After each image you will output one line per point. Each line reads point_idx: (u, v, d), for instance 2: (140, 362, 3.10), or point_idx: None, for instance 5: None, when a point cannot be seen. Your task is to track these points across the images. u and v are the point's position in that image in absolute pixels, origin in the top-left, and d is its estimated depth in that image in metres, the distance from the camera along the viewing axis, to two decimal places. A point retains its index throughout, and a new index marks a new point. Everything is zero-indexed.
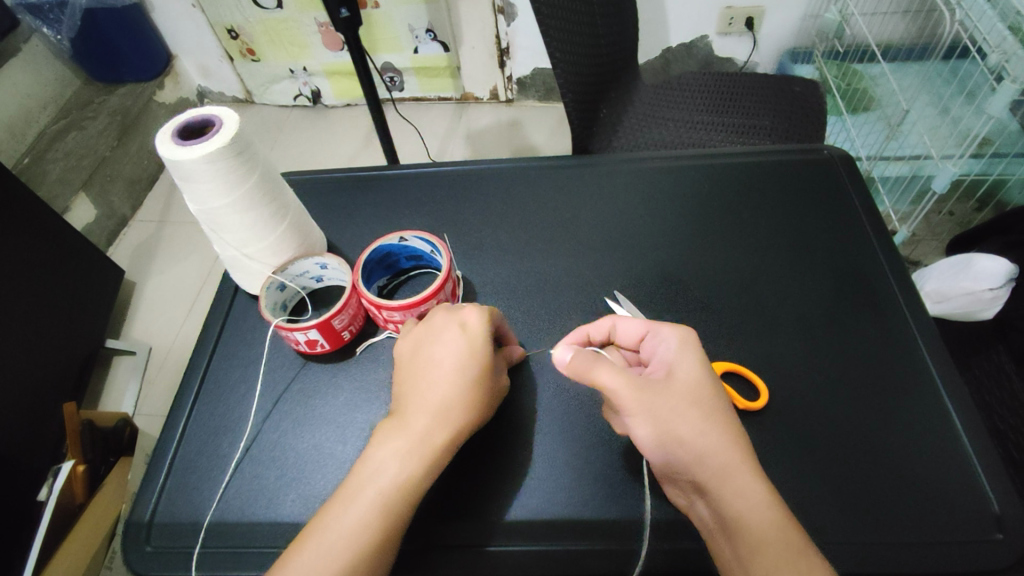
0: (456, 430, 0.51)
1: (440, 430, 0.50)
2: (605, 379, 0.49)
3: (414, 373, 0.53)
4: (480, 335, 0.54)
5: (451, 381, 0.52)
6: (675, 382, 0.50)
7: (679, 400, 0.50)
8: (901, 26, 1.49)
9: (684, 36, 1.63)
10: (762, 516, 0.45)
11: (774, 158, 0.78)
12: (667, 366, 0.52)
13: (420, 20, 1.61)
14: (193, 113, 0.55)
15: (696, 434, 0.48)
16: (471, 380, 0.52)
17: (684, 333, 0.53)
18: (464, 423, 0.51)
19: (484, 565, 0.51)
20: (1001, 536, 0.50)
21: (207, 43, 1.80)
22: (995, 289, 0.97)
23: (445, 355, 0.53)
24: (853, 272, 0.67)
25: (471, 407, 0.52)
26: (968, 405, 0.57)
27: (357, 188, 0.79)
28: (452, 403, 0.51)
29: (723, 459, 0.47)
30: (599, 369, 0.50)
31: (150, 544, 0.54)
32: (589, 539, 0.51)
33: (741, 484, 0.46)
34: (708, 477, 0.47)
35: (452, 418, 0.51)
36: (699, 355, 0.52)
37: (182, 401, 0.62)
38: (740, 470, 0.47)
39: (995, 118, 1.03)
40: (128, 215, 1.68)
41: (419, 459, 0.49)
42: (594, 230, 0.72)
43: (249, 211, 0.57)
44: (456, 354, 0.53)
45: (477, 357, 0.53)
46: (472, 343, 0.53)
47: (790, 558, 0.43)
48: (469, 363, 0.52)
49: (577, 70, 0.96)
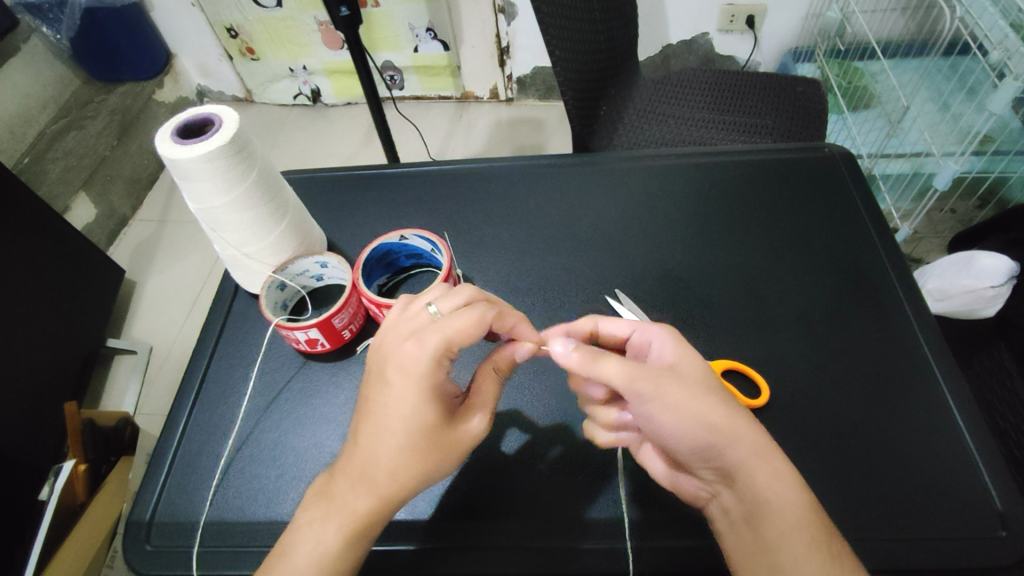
0: (411, 478, 0.47)
1: (363, 497, 0.47)
2: (610, 366, 0.47)
3: (357, 426, 0.49)
4: (414, 374, 0.46)
5: (396, 435, 0.46)
6: (689, 376, 0.49)
7: (695, 390, 0.48)
8: (901, 23, 1.48)
9: (684, 33, 1.62)
10: (790, 498, 0.46)
11: (775, 155, 0.78)
12: (669, 362, 0.51)
13: (420, 19, 1.61)
14: (193, 112, 0.55)
15: (719, 421, 0.47)
16: (407, 445, 0.47)
17: (671, 331, 0.53)
18: (394, 491, 0.47)
19: (484, 565, 0.50)
20: (1005, 534, 0.50)
21: (207, 41, 1.80)
22: (997, 287, 0.97)
23: (384, 406, 0.47)
24: (854, 269, 0.67)
25: (405, 475, 0.47)
26: (969, 402, 0.57)
27: (357, 186, 0.79)
28: (379, 471, 0.47)
29: (752, 444, 0.47)
30: (602, 359, 0.48)
31: (149, 543, 0.54)
32: (592, 538, 0.51)
33: (772, 472, 0.47)
34: (739, 461, 0.46)
35: (379, 485, 0.47)
36: (690, 348, 0.52)
37: (182, 400, 0.62)
38: (766, 455, 0.47)
39: (997, 115, 1.03)
40: (128, 214, 1.68)
41: (344, 526, 0.46)
42: (595, 228, 0.72)
43: (249, 210, 0.56)
44: (395, 406, 0.46)
45: (410, 407, 0.46)
46: (420, 387, 0.46)
47: (819, 547, 0.44)
48: (408, 424, 0.46)
49: (576, 67, 0.96)
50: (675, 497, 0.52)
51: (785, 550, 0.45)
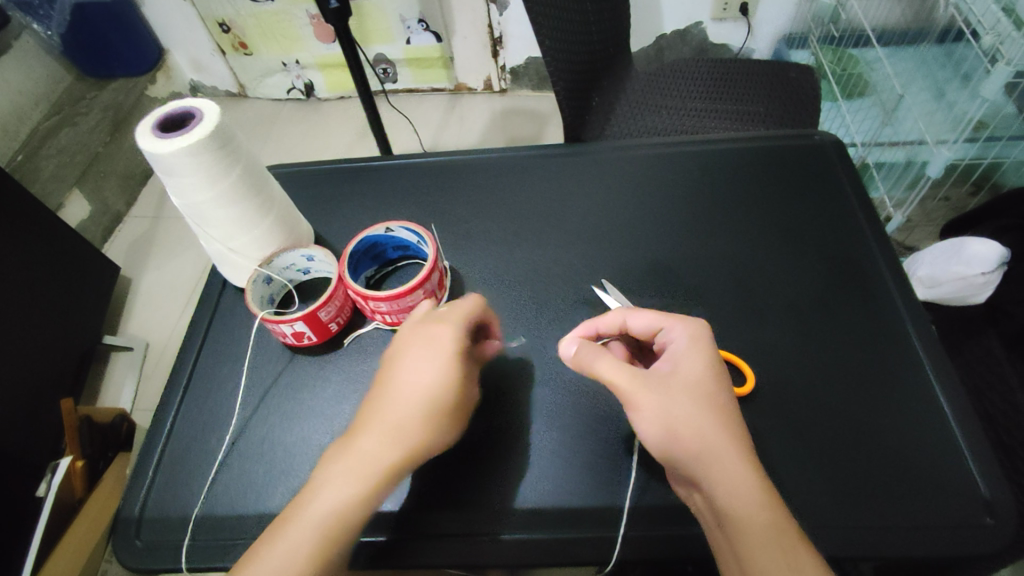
0: (437, 433, 0.50)
1: (392, 453, 0.48)
2: (602, 368, 0.51)
3: (386, 386, 0.51)
4: (451, 338, 0.52)
5: (431, 387, 0.50)
6: (680, 386, 0.50)
7: (676, 401, 0.49)
8: (897, 10, 1.42)
9: (678, 23, 1.62)
10: (753, 507, 0.45)
11: (764, 143, 0.78)
12: (673, 362, 0.52)
13: (412, 10, 1.59)
14: (175, 105, 0.55)
15: (679, 421, 0.48)
16: (438, 399, 0.50)
17: (696, 332, 0.52)
18: (421, 444, 0.49)
19: (477, 555, 0.51)
20: (991, 521, 0.50)
21: (198, 36, 1.79)
22: (987, 274, 0.95)
23: (419, 362, 0.51)
24: (842, 256, 0.67)
25: (435, 429, 0.50)
26: (957, 389, 0.57)
27: (345, 179, 0.78)
28: (415, 427, 0.49)
29: (714, 453, 0.47)
30: (595, 361, 0.51)
31: (140, 538, 0.54)
32: (571, 527, 0.51)
33: (733, 482, 0.46)
34: (700, 469, 0.47)
35: (407, 434, 0.49)
36: (707, 355, 0.51)
37: (170, 396, 0.62)
38: (733, 466, 0.47)
39: (989, 101, 1.02)
40: (123, 211, 1.67)
41: (376, 477, 0.48)
42: (583, 219, 0.72)
43: (233, 205, 0.56)
44: (437, 363, 0.51)
45: (450, 365, 0.51)
46: (455, 349, 0.52)
47: (782, 556, 0.43)
48: (441, 379, 0.50)
49: (568, 59, 0.96)
50: (665, 484, 0.53)
51: (749, 558, 0.44)
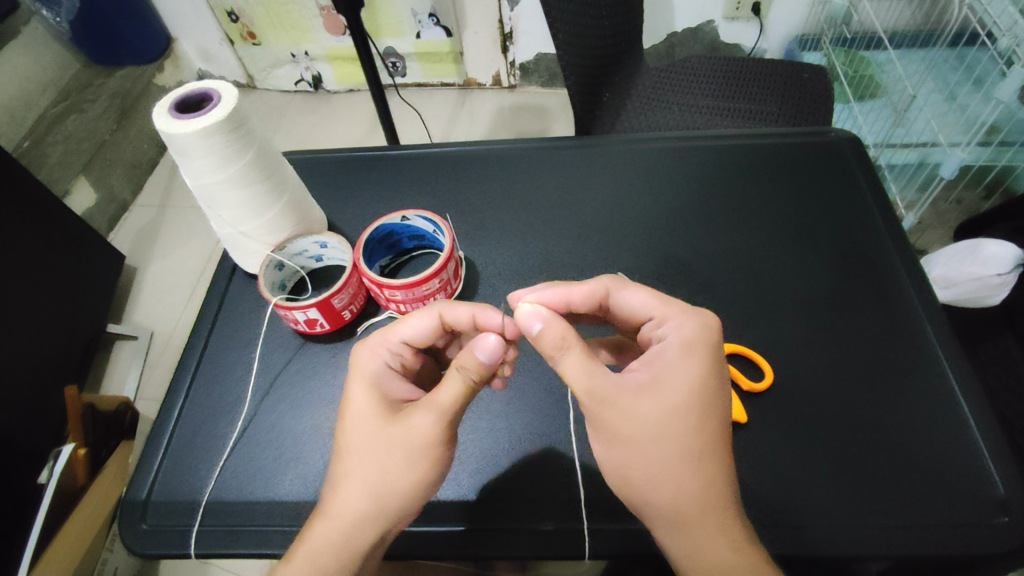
0: (368, 481, 0.47)
1: (333, 518, 0.46)
2: (571, 368, 0.46)
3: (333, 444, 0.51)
4: (362, 376, 0.51)
5: (348, 437, 0.49)
6: (657, 424, 0.47)
7: (647, 442, 0.47)
8: (907, 12, 1.42)
9: (689, 20, 1.61)
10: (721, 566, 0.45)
11: (780, 139, 0.77)
12: (655, 385, 0.48)
13: (422, 3, 1.58)
14: (192, 86, 0.54)
15: (647, 464, 0.47)
16: (357, 447, 0.48)
17: (689, 348, 0.49)
18: (355, 497, 0.47)
19: (519, 546, 0.51)
20: (1007, 519, 0.50)
21: (207, 25, 1.78)
22: (1004, 274, 0.94)
23: (342, 414, 0.50)
24: (858, 254, 0.66)
25: (366, 478, 0.47)
26: (974, 388, 0.56)
27: (358, 168, 0.78)
28: (342, 484, 0.47)
29: (682, 509, 0.47)
30: (568, 362, 0.46)
31: (145, 523, 0.54)
32: (612, 518, 0.51)
33: (694, 540, 0.46)
34: (663, 521, 0.47)
35: (337, 494, 0.47)
36: (690, 385, 0.48)
37: (178, 381, 0.61)
38: (702, 523, 0.46)
39: (1005, 102, 1.01)
40: (129, 199, 1.66)
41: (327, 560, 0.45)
42: (597, 212, 0.71)
43: (244, 188, 0.56)
44: (360, 420, 0.49)
45: (357, 406, 0.49)
46: (365, 386, 0.50)
47: None
48: (356, 427, 0.49)
49: (582, 55, 0.98)
50: None
51: None
